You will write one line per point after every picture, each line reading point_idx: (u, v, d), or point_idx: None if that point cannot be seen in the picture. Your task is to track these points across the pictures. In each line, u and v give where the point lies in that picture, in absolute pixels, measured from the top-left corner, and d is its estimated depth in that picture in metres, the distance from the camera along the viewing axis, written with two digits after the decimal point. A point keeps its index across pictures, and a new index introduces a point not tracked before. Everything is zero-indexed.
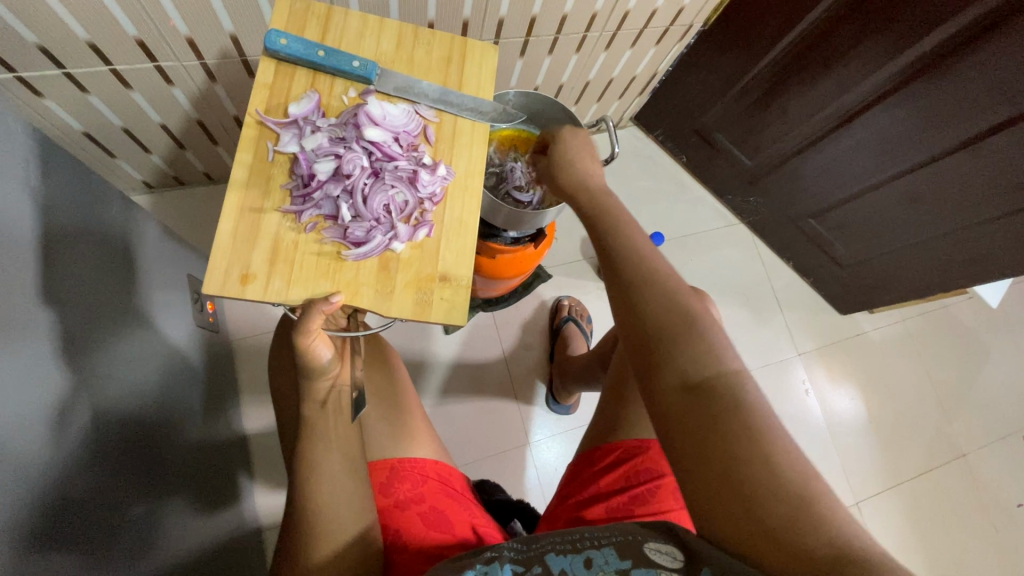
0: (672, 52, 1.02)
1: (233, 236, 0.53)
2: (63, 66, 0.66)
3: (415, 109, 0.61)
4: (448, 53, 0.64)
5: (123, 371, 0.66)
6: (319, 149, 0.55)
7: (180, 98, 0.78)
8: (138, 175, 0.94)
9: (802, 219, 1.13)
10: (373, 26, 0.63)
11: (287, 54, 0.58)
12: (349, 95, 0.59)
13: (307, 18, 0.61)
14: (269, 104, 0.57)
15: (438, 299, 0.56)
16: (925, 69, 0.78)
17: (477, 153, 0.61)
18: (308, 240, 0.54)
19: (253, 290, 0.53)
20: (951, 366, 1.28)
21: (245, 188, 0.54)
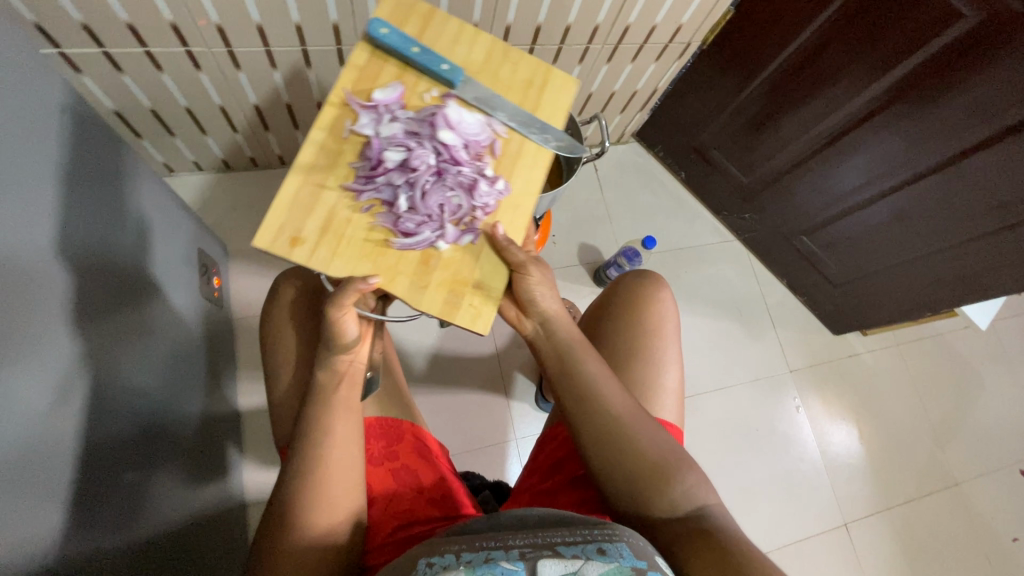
0: (672, 69, 1.07)
1: (292, 199, 0.53)
2: (102, 45, 0.73)
3: (488, 122, 0.60)
4: (532, 77, 0.64)
5: (131, 327, 0.69)
6: (393, 138, 0.55)
7: (206, 84, 0.84)
8: (159, 157, 1.00)
9: (796, 237, 1.16)
10: (468, 36, 0.63)
11: (385, 44, 0.59)
12: (430, 95, 0.59)
13: (410, 16, 0.62)
14: (355, 86, 0.58)
15: (466, 305, 0.55)
16: (909, 88, 0.82)
17: (539, 174, 0.60)
18: (360, 222, 0.54)
19: (298, 255, 0.52)
20: (945, 392, 1.28)
21: (314, 159, 0.54)
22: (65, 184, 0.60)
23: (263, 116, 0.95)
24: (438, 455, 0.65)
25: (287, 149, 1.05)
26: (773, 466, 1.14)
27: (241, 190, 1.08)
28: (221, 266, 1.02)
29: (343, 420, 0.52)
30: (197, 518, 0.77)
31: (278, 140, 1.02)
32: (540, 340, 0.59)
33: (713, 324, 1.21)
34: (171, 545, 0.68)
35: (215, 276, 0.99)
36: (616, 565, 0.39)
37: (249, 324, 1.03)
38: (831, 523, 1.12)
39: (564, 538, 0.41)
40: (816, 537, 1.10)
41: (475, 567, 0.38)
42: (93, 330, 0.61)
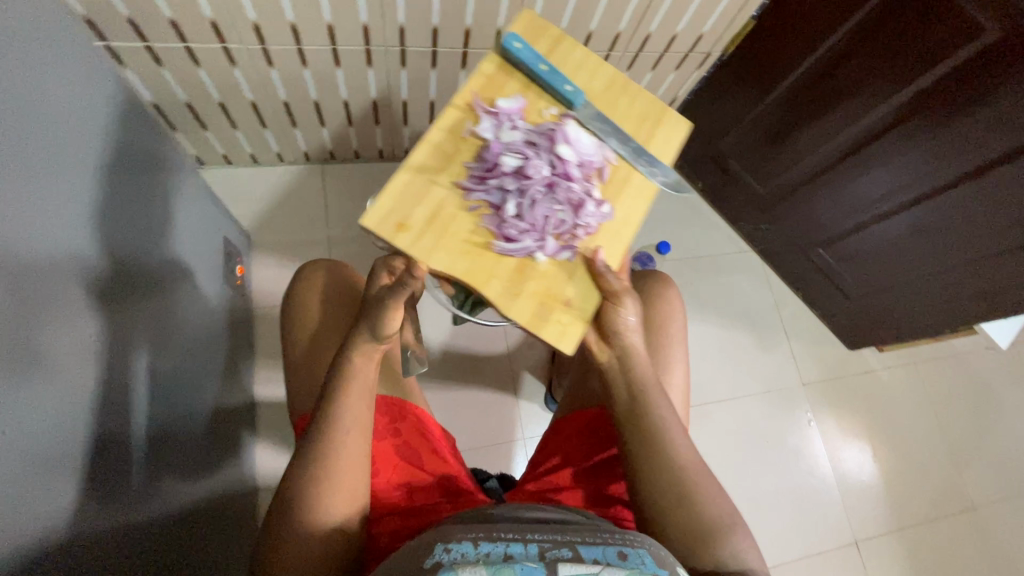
0: (692, 78, 1.08)
1: (406, 185, 0.56)
2: (146, 40, 0.76)
3: (602, 147, 0.63)
4: (646, 113, 0.68)
5: (157, 310, 0.72)
6: (513, 144, 0.59)
7: (240, 80, 0.87)
8: (191, 149, 1.04)
9: (812, 249, 1.16)
10: (592, 64, 0.68)
11: (516, 56, 0.63)
12: (549, 112, 0.63)
13: (543, 36, 0.67)
14: (482, 93, 0.62)
15: (554, 321, 0.57)
16: (925, 104, 0.83)
17: (641, 206, 0.63)
18: (466, 221, 0.56)
19: (400, 240, 0.54)
20: (963, 414, 1.25)
21: (432, 153, 0.58)
22: (110, 166, 0.64)
23: (291, 113, 0.98)
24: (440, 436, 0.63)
25: (312, 146, 1.09)
26: (783, 480, 1.13)
27: (266, 185, 1.12)
28: (245, 256, 1.05)
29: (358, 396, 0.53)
30: (210, 501, 0.80)
31: (305, 136, 1.05)
32: (613, 373, 0.60)
33: (725, 333, 1.21)
34: (186, 522, 0.70)
35: (239, 265, 1.02)
36: (636, 572, 0.39)
37: (269, 314, 1.06)
38: (841, 540, 1.10)
39: (585, 540, 0.42)
40: (826, 554, 1.09)
41: (495, 561, 0.39)
42: (122, 307, 0.64)
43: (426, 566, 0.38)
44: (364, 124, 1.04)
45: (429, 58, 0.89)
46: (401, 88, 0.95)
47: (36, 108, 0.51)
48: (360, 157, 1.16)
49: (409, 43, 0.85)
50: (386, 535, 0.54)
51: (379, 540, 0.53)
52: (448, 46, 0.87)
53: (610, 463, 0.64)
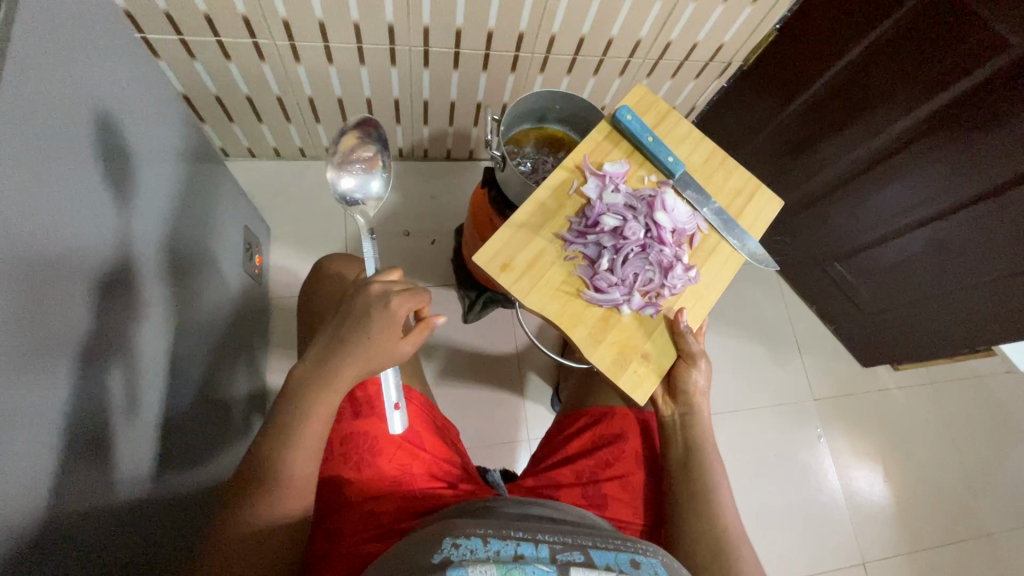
0: (711, 87, 1.08)
1: (514, 232, 0.63)
2: (180, 33, 0.79)
3: (695, 216, 0.68)
4: (738, 188, 0.72)
5: (191, 292, 0.75)
6: (615, 207, 0.64)
7: (267, 74, 0.90)
8: (218, 141, 1.07)
9: (828, 262, 1.15)
10: (694, 137, 0.72)
11: (627, 126, 0.68)
12: (650, 180, 0.68)
13: (651, 109, 0.71)
14: (591, 155, 0.67)
15: (631, 370, 0.62)
16: (947, 118, 0.82)
17: (724, 275, 0.67)
18: (563, 269, 0.63)
19: (504, 280, 0.61)
20: (980, 437, 1.22)
21: (540, 205, 0.64)
22: (155, 155, 0.67)
23: (315, 109, 1.00)
24: (439, 423, 0.62)
25: None
26: (791, 494, 1.11)
27: (288, 178, 1.15)
28: (264, 246, 1.07)
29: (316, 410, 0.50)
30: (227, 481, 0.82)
31: (327, 132, 1.08)
32: (673, 427, 0.65)
33: (736, 344, 1.20)
34: (205, 498, 0.72)
35: (258, 254, 1.04)
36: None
37: (284, 304, 1.08)
38: (848, 560, 1.08)
39: (597, 546, 0.42)
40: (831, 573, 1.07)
41: (506, 560, 0.38)
42: (163, 286, 0.66)
43: (435, 561, 0.37)
44: (386, 122, 1.06)
45: (451, 59, 0.91)
46: (422, 87, 0.97)
47: (94, 93, 0.54)
48: None
49: (432, 44, 0.86)
50: (385, 515, 0.51)
51: (379, 518, 0.51)
52: (470, 48, 0.88)
53: (606, 459, 0.64)
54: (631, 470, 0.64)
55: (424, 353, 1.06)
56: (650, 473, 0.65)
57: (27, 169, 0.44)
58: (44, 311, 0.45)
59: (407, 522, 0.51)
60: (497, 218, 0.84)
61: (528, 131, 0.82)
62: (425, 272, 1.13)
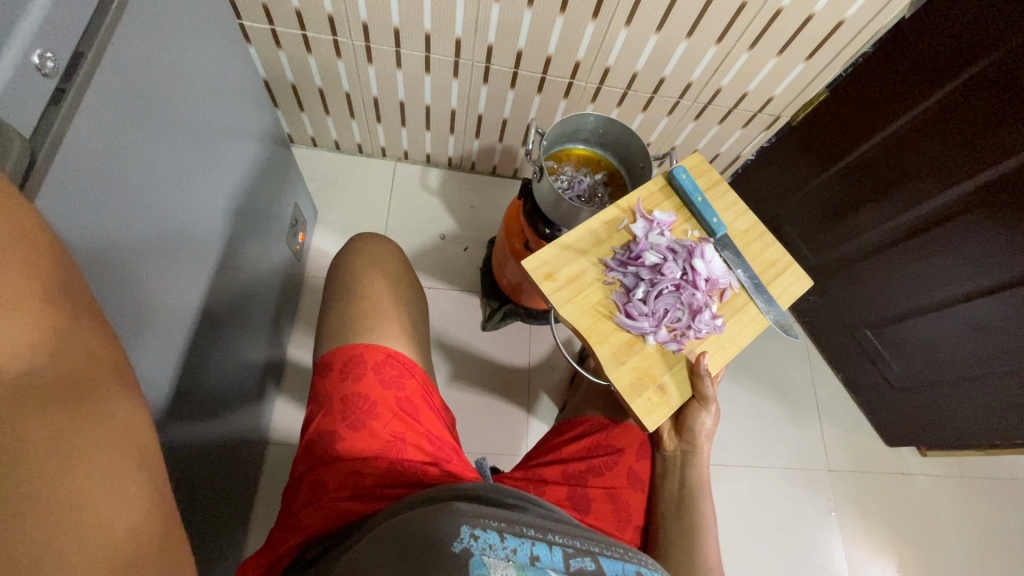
0: (757, 139, 1.10)
1: (564, 248, 0.64)
2: (272, 24, 0.88)
3: (729, 274, 0.67)
4: (774, 261, 0.71)
5: (241, 254, 0.80)
6: (658, 246, 0.65)
7: (341, 71, 0.98)
8: (288, 127, 1.16)
9: (859, 329, 1.12)
10: (738, 208, 0.73)
11: (680, 184, 0.70)
12: (693, 234, 0.69)
13: (704, 177, 0.74)
14: (644, 200, 0.69)
15: (647, 396, 0.60)
16: (999, 191, 0.80)
17: (748, 333, 0.65)
18: (599, 291, 0.63)
19: (546, 286, 0.62)
20: (1011, 546, 1.13)
21: (592, 231, 0.66)
22: (232, 125, 0.74)
23: (378, 109, 1.08)
24: (437, 404, 0.63)
25: (390, 143, 1.19)
26: (792, 566, 1.05)
27: (343, 170, 1.22)
28: (309, 227, 1.14)
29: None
30: (234, 437, 0.85)
31: (385, 132, 1.15)
32: (674, 464, 0.66)
33: (754, 398, 1.17)
34: (213, 445, 0.75)
35: (302, 232, 1.10)
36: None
37: (317, 283, 1.14)
38: None
39: (603, 553, 0.42)
40: None
41: (523, 562, 0.38)
42: (218, 237, 0.72)
43: (456, 550, 0.37)
44: (440, 130, 1.12)
45: (509, 79, 0.96)
46: (479, 102, 1.03)
47: (192, 56, 0.61)
48: (430, 161, 1.24)
49: (494, 62, 0.92)
50: (369, 478, 0.53)
51: (364, 479, 0.53)
52: (528, 70, 0.94)
53: (597, 466, 0.64)
54: (622, 483, 0.63)
55: (439, 352, 1.09)
56: (642, 489, 0.64)
57: (136, 107, 0.50)
58: (124, 232, 0.50)
59: (392, 490, 0.52)
60: (529, 228, 0.87)
61: (568, 151, 0.85)
62: (453, 274, 1.17)
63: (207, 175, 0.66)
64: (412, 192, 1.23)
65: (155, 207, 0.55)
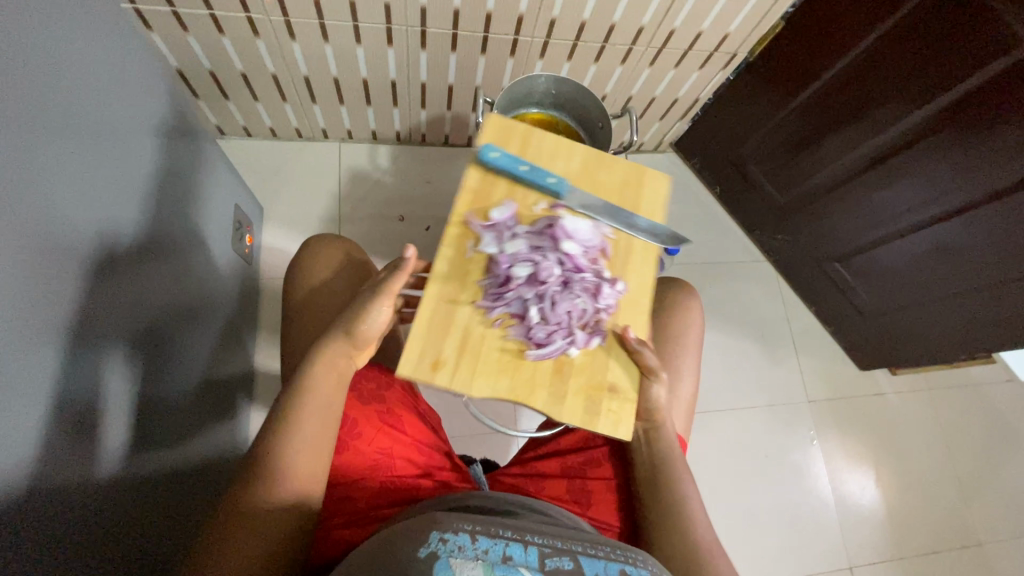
0: (715, 80, 1.06)
1: (429, 320, 0.54)
2: (172, 5, 0.78)
3: (598, 226, 0.60)
4: (628, 178, 0.63)
5: (180, 269, 0.74)
6: (519, 254, 0.56)
7: (262, 50, 0.88)
8: (214, 119, 1.06)
9: (828, 263, 1.13)
10: (565, 145, 0.64)
11: (497, 165, 0.60)
12: (541, 207, 0.60)
13: (514, 132, 0.62)
14: (472, 206, 0.59)
15: (605, 411, 0.56)
16: (961, 113, 0.79)
17: (647, 273, 0.61)
18: (493, 336, 0.55)
19: (441, 377, 0.53)
20: (975, 446, 1.21)
21: (445, 278, 0.56)
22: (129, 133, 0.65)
23: (311, 89, 0.99)
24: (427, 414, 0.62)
25: (331, 123, 1.10)
26: (782, 496, 1.10)
27: (284, 159, 1.13)
28: (256, 226, 1.06)
29: (306, 447, 0.49)
30: (211, 457, 0.82)
31: (324, 113, 1.06)
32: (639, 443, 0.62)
33: (732, 343, 1.18)
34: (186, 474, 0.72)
35: (249, 234, 1.02)
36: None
37: (274, 285, 1.07)
38: (836, 563, 1.07)
39: (586, 552, 0.41)
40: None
41: (494, 561, 0.37)
42: (149, 257, 0.65)
43: (420, 555, 0.36)
44: (383, 103, 1.04)
45: (449, 41, 0.89)
46: (420, 70, 0.95)
47: (65, 58, 0.52)
48: (377, 138, 1.16)
49: (430, 25, 0.84)
50: (362, 501, 0.53)
51: (355, 502, 0.52)
52: (469, 30, 0.86)
53: (596, 458, 0.64)
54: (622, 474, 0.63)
55: None
56: None
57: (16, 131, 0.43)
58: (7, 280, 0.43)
59: (384, 509, 0.52)
60: None
61: (523, 116, 0.79)
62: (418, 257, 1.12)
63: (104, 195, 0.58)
64: (363, 174, 1.15)
65: (44, 244, 0.48)
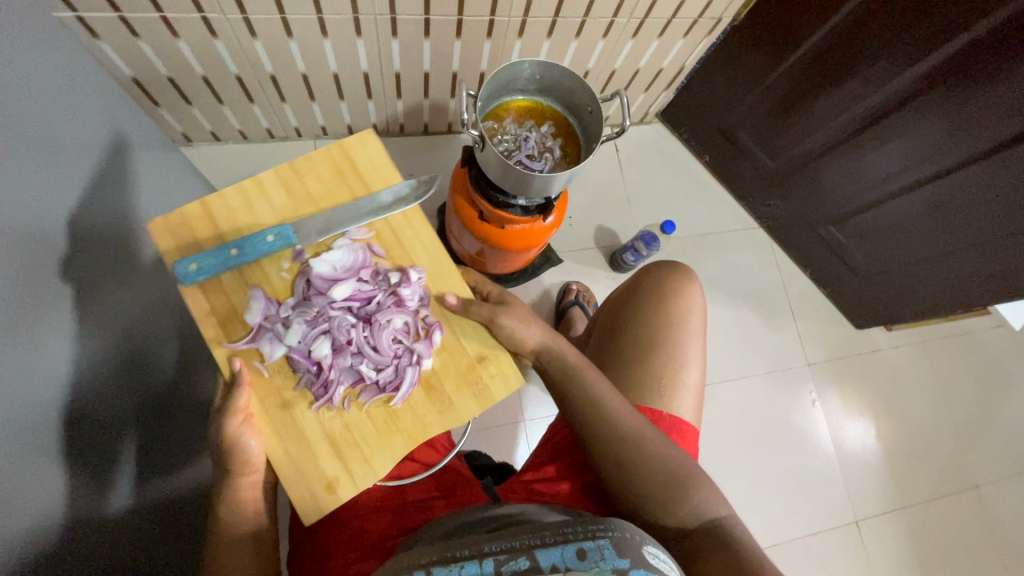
0: (701, 46, 1.02)
1: (285, 455, 0.52)
2: (119, 10, 0.71)
3: (349, 238, 0.59)
4: (335, 166, 0.61)
5: (163, 295, 0.70)
6: (305, 337, 0.54)
7: (222, 51, 0.82)
8: (178, 126, 1.00)
9: (822, 226, 1.12)
10: (254, 191, 0.59)
11: (205, 273, 0.54)
12: (287, 266, 0.57)
13: (191, 220, 0.57)
14: (225, 327, 0.55)
15: (490, 380, 0.58)
16: (958, 68, 0.77)
17: (427, 235, 0.60)
18: (350, 416, 0.54)
19: (344, 488, 0.53)
20: (970, 393, 1.24)
21: (267, 408, 0.53)
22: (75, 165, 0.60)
23: (279, 87, 0.93)
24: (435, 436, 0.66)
25: (303, 121, 1.04)
26: (788, 459, 1.12)
27: (257, 163, 1.08)
28: None
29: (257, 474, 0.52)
30: (215, 480, 0.80)
31: (294, 111, 1.01)
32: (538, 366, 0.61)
33: (731, 313, 1.18)
34: (184, 502, 0.70)
35: None
36: (596, 570, 0.37)
37: None
38: (843, 519, 1.10)
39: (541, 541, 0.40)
40: (827, 532, 1.09)
41: None
42: (123, 292, 0.62)
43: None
44: (356, 96, 0.99)
45: (421, 27, 0.84)
46: (393, 59, 0.90)
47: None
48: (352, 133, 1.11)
49: (399, 12, 0.79)
50: (376, 532, 0.54)
51: (370, 535, 0.54)
52: (441, 14, 0.81)
53: None
54: None
55: None
56: None
57: None
58: None
59: (397, 537, 0.54)
60: (481, 199, 0.79)
61: (507, 104, 0.76)
62: None
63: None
64: None
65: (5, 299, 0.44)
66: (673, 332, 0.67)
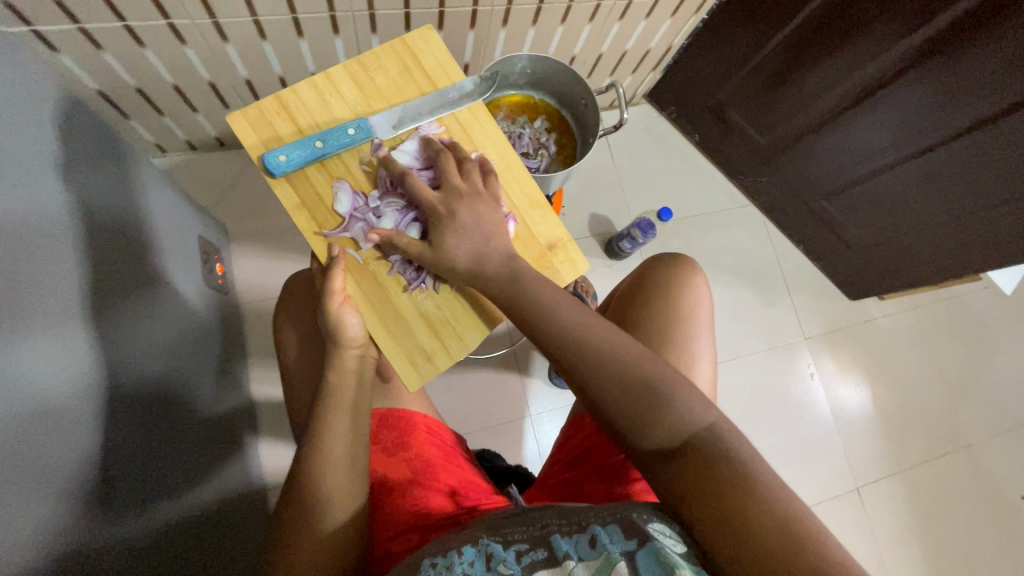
0: (688, 25, 1.00)
1: (390, 336, 0.57)
2: (78, 21, 0.67)
3: (421, 130, 0.60)
4: (400, 62, 0.61)
5: (142, 327, 0.68)
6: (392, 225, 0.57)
7: (193, 58, 0.78)
8: (151, 138, 0.95)
9: (815, 201, 1.12)
10: (327, 86, 0.59)
11: (293, 165, 0.56)
12: (365, 159, 0.59)
13: (268, 116, 0.58)
14: (315, 218, 0.57)
15: (558, 263, 0.62)
16: (949, 41, 0.76)
17: (489, 128, 0.62)
18: (440, 296, 0.58)
19: (442, 360, 0.58)
20: (961, 355, 1.26)
21: (365, 296, 0.57)
22: (50, 195, 0.56)
23: (255, 92, 0.89)
24: (454, 451, 0.66)
25: None
26: (789, 433, 1.14)
27: (237, 171, 1.04)
28: (223, 251, 0.99)
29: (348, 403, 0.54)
30: (225, 503, 0.79)
31: None
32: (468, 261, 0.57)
33: (727, 293, 1.19)
34: (198, 529, 0.69)
35: (218, 262, 0.95)
36: (605, 554, 0.41)
37: (255, 308, 1.01)
38: (845, 487, 1.13)
39: (557, 531, 0.45)
40: (830, 501, 1.12)
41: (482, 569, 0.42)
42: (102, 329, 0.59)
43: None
44: None
45: (402, 21, 0.80)
46: None
47: None
48: None
49: (378, 6, 0.75)
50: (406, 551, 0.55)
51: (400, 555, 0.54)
52: (423, 7, 0.77)
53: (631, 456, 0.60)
54: None
55: None
56: None
57: None
58: None
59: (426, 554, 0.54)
60: None
61: (499, 100, 0.73)
62: None
63: (34, 277, 0.51)
64: None
65: None
66: (686, 324, 0.67)
